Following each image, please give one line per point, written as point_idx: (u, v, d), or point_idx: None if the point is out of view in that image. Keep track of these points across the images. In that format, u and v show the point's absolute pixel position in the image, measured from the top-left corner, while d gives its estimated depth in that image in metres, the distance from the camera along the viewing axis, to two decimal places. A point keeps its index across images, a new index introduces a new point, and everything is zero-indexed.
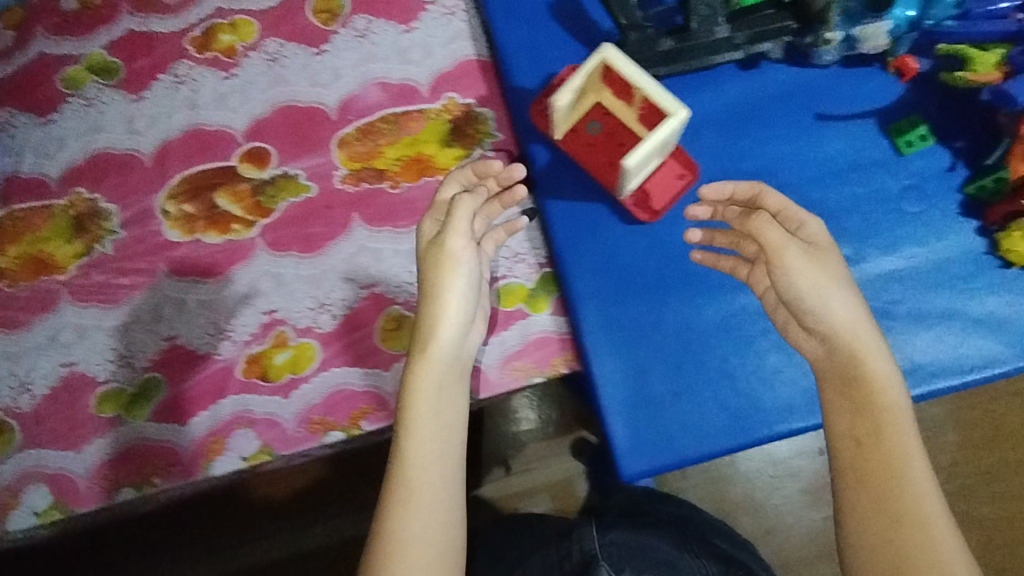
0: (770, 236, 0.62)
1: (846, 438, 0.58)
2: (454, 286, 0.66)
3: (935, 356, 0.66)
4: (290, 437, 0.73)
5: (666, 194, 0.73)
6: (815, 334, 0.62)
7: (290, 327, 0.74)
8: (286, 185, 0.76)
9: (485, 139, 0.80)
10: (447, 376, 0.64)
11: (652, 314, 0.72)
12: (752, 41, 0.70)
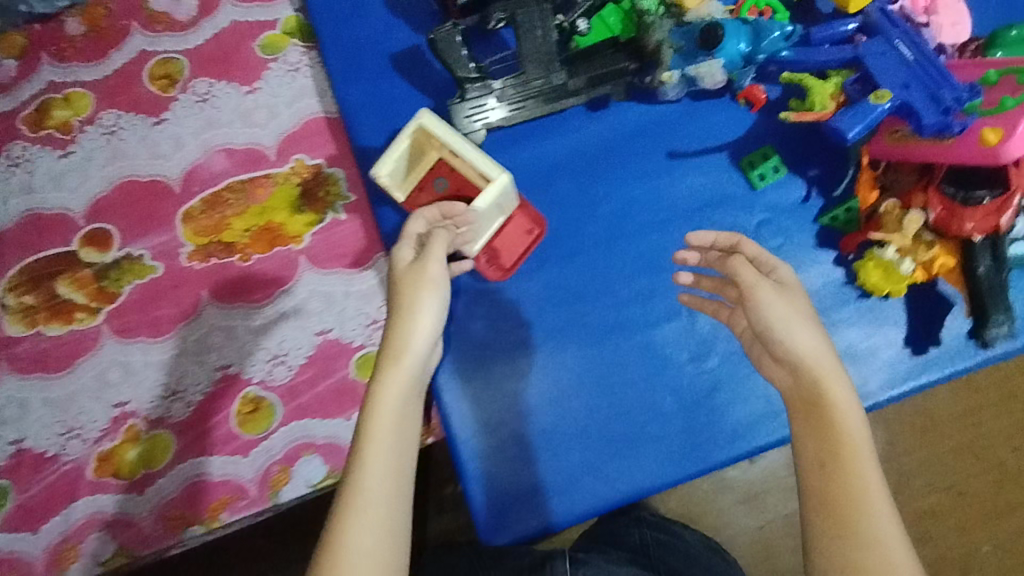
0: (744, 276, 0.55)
1: (810, 460, 0.51)
2: (426, 301, 0.54)
3: (790, 393, 0.68)
4: (148, 537, 0.68)
5: (515, 250, 0.69)
6: (783, 363, 0.53)
7: (142, 420, 0.70)
8: (130, 267, 0.73)
9: (336, 201, 0.74)
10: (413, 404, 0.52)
11: (578, 347, 0.69)
12: (592, 84, 0.68)
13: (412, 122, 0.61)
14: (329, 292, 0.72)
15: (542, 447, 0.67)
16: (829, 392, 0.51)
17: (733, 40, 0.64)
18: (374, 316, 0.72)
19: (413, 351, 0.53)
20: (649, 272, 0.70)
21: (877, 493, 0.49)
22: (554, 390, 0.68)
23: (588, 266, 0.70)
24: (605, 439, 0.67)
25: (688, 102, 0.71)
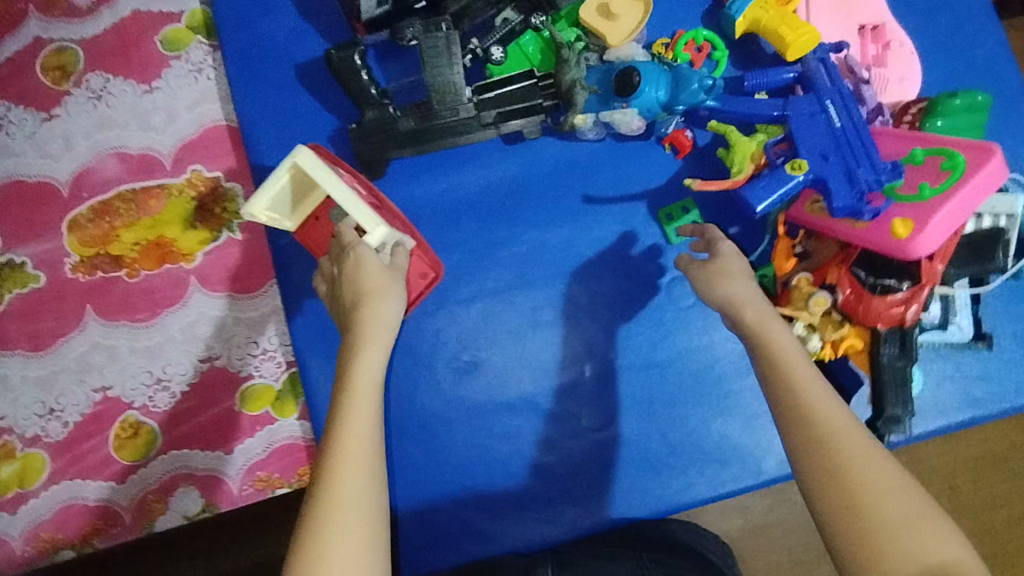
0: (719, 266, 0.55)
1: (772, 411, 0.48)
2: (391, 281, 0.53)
3: (673, 462, 0.66)
4: (18, 556, 0.67)
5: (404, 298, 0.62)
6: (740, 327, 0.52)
7: (16, 438, 0.68)
8: (10, 275, 0.70)
9: (233, 220, 0.70)
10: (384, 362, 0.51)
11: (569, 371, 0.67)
12: (503, 118, 0.62)
13: (289, 158, 0.56)
14: (218, 317, 0.69)
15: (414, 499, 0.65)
16: (792, 367, 0.48)
17: (651, 87, 0.59)
18: (264, 346, 0.69)
19: (382, 309, 0.52)
20: (639, 292, 0.67)
21: (870, 443, 0.45)
22: (432, 441, 0.66)
23: (481, 314, 0.68)
24: (477, 496, 0.65)
25: (610, 142, 0.67)
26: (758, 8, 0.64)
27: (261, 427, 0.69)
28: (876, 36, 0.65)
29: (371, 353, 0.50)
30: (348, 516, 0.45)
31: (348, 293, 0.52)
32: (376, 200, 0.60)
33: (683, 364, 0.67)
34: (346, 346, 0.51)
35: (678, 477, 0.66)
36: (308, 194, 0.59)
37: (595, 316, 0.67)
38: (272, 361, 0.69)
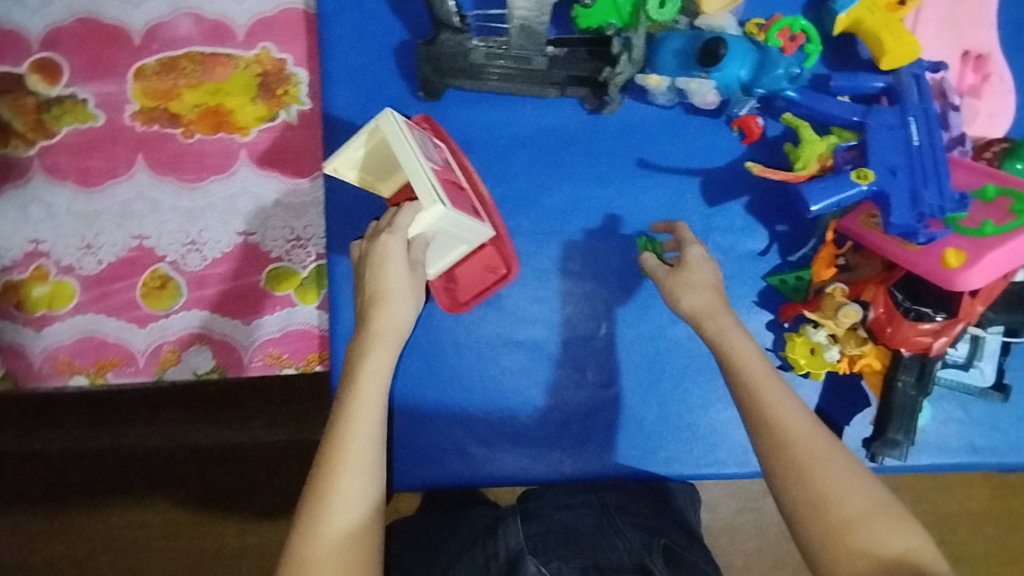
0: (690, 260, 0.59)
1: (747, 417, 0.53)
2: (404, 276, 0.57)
3: (662, 434, 0.67)
4: (35, 370, 0.70)
5: (473, 289, 0.66)
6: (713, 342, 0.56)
7: (51, 262, 0.71)
8: (72, 109, 0.71)
9: (291, 104, 0.71)
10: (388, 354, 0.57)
11: (593, 329, 0.67)
12: (570, 82, 0.64)
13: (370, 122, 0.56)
14: (259, 195, 0.71)
15: (393, 423, 0.66)
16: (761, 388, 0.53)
17: (735, 62, 0.57)
18: (297, 232, 0.71)
19: (392, 314, 0.57)
20: None
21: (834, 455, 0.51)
22: (437, 359, 0.67)
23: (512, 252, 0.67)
24: (473, 420, 0.66)
25: (677, 112, 0.66)
26: (863, 8, 0.61)
27: (281, 307, 0.71)
28: (979, 64, 0.64)
29: (372, 362, 0.56)
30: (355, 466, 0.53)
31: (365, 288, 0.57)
32: (451, 176, 0.60)
33: (673, 354, 0.67)
34: (353, 354, 0.56)
35: (663, 450, 0.67)
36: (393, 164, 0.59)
37: (623, 280, 0.67)
38: (302, 249, 0.71)
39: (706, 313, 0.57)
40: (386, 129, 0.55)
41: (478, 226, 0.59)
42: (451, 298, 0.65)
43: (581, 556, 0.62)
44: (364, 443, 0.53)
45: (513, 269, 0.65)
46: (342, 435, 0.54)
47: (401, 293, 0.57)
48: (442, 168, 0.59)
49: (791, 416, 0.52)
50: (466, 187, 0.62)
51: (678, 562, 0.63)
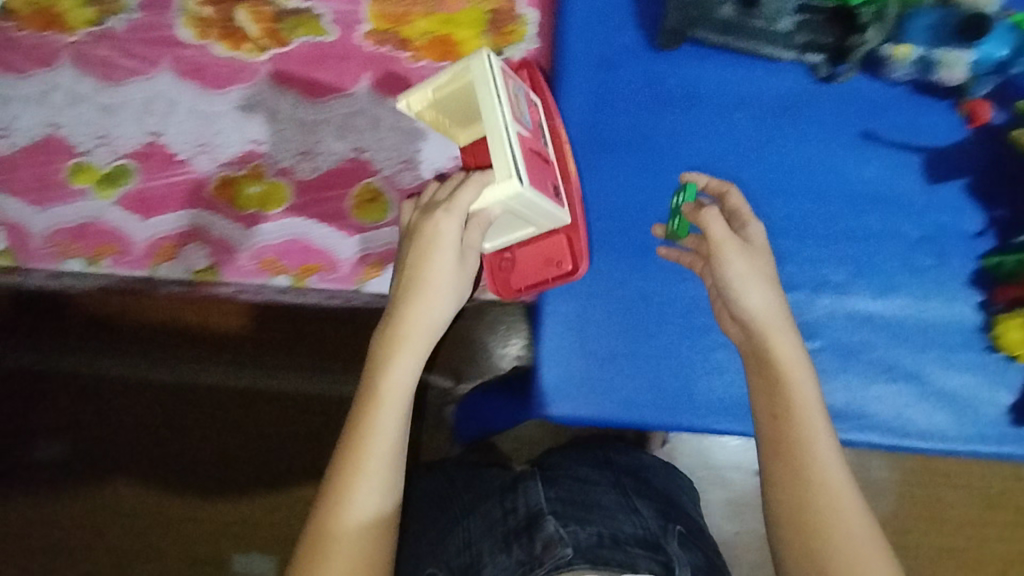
0: (713, 230, 0.59)
1: (765, 413, 0.56)
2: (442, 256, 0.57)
3: (870, 403, 0.67)
4: (238, 266, 0.72)
5: (532, 278, 0.69)
6: (738, 321, 0.59)
7: (267, 163, 0.72)
8: (307, 21, 0.73)
9: (519, 42, 0.72)
10: (419, 355, 0.57)
11: (799, 292, 0.68)
12: (807, 49, 0.66)
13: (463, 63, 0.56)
14: None
15: (573, 363, 0.69)
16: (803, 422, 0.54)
17: (997, 43, 0.59)
18: None
19: (429, 311, 0.57)
20: (886, 237, 0.68)
21: (842, 501, 0.52)
22: (641, 300, 0.69)
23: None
24: (654, 363, 0.68)
25: (903, 90, 0.68)
26: None
27: None
28: None
29: (404, 363, 0.56)
30: (371, 470, 0.53)
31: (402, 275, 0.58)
32: (535, 146, 0.61)
33: (665, 325, 0.68)
34: (378, 345, 0.57)
35: (872, 418, 0.66)
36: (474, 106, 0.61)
37: (830, 245, 0.68)
38: None
39: (767, 325, 0.57)
40: (474, 73, 0.55)
41: (550, 209, 0.61)
42: (507, 282, 0.70)
43: (595, 521, 0.63)
44: (389, 448, 0.54)
45: (579, 268, 0.68)
46: (363, 433, 0.54)
47: (442, 289, 0.57)
48: (529, 133, 0.60)
49: (830, 462, 0.53)
50: (551, 160, 0.64)
51: (688, 544, 0.67)
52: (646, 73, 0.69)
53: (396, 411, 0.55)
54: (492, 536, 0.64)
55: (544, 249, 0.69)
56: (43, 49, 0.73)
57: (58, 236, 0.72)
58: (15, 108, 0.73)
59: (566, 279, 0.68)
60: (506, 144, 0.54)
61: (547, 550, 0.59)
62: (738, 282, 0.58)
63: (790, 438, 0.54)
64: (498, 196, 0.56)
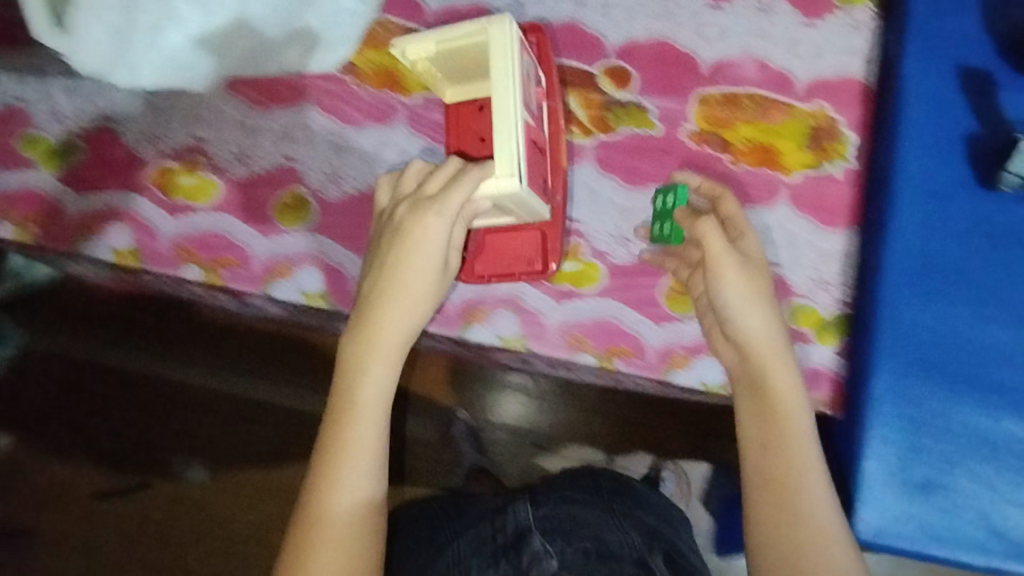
0: (711, 243, 0.64)
1: (753, 442, 0.64)
2: (418, 258, 0.65)
3: None
4: (548, 339, 0.73)
5: (496, 269, 0.73)
6: (733, 342, 0.66)
7: (585, 243, 0.74)
8: (634, 114, 0.76)
9: (837, 160, 0.75)
10: (394, 354, 0.67)
11: None
12: None
13: (482, 23, 0.63)
14: (793, 232, 0.74)
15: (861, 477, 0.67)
16: (790, 421, 0.63)
17: None
18: (824, 275, 0.73)
19: (400, 310, 0.66)
20: None
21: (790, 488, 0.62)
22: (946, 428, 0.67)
23: (953, 319, 0.68)
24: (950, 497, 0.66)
25: None
26: None
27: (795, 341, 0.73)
28: None
29: (380, 366, 0.66)
30: (353, 468, 0.65)
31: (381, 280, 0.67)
32: (536, 137, 0.68)
33: (927, 433, 0.67)
34: (357, 349, 0.67)
35: None
36: (475, 66, 0.67)
37: None
38: (826, 291, 0.73)
39: (763, 349, 0.64)
40: (494, 42, 0.62)
41: (538, 207, 0.67)
42: (471, 267, 0.73)
43: (584, 538, 0.75)
44: (371, 452, 0.65)
45: (549, 267, 0.72)
46: (349, 431, 0.65)
47: (418, 295, 0.66)
48: (533, 123, 0.67)
49: (825, 510, 0.61)
50: (546, 148, 0.71)
51: (673, 561, 0.75)
52: (977, 207, 0.70)
53: (373, 406, 0.66)
54: (484, 551, 0.76)
55: (521, 246, 0.72)
56: (380, 106, 0.76)
57: None
58: (345, 156, 0.76)
59: (537, 277, 0.72)
60: (514, 146, 0.62)
61: (535, 563, 0.72)
62: (738, 304, 0.64)
63: (777, 470, 0.62)
64: (491, 191, 0.63)
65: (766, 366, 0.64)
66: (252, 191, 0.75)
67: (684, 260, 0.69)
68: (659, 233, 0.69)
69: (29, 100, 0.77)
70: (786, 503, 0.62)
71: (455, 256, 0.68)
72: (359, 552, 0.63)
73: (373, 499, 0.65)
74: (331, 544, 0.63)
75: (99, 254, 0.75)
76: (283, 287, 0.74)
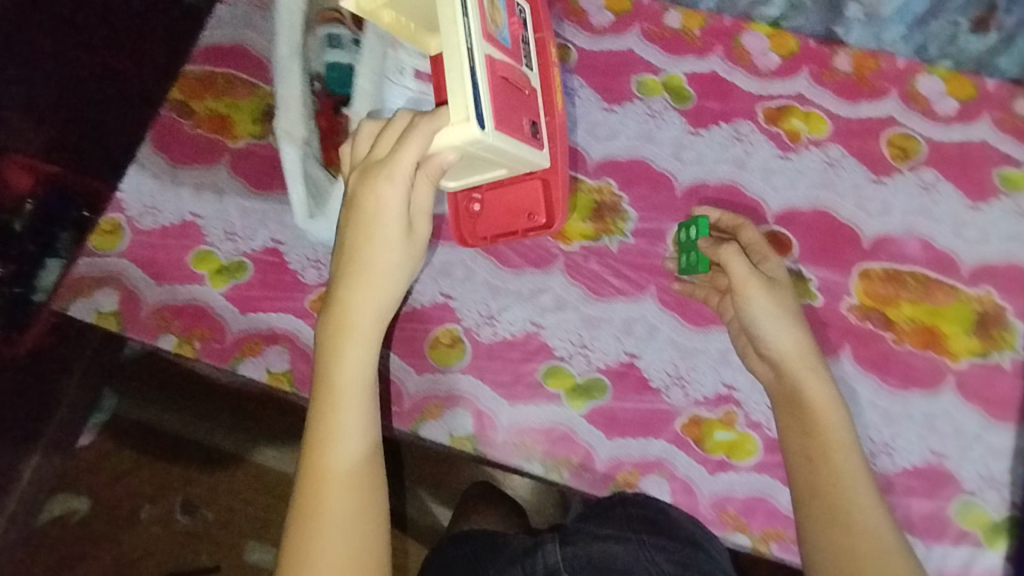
0: (735, 269, 0.66)
1: (800, 455, 0.63)
2: (387, 227, 0.64)
3: None
4: (698, 511, 0.70)
5: (497, 228, 0.75)
6: (767, 360, 0.67)
7: (741, 413, 0.72)
8: (795, 282, 0.76)
9: (1007, 349, 0.73)
10: (372, 326, 0.65)
11: None
12: None
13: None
14: (961, 424, 0.71)
15: None
16: (830, 432, 0.62)
17: None
18: (994, 472, 0.70)
19: (382, 273, 0.65)
20: None
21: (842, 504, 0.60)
22: None
23: None
24: None
25: None
26: None
27: (966, 543, 0.68)
28: None
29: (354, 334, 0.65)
30: (340, 433, 0.63)
31: (352, 252, 0.65)
32: (512, 75, 0.65)
33: None
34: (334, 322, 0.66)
35: None
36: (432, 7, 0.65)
37: None
38: (997, 491, 0.69)
39: (798, 364, 0.64)
40: None
41: (517, 150, 0.65)
42: (472, 228, 0.75)
43: None
44: (359, 416, 0.64)
45: (554, 220, 0.73)
46: (336, 401, 0.64)
47: (394, 256, 0.65)
48: (505, 63, 0.65)
49: (875, 518, 0.60)
50: (533, 91, 0.69)
51: None
52: None
53: (357, 372, 0.65)
54: None
55: (518, 201, 0.74)
56: (540, 252, 0.78)
57: (523, 435, 0.73)
58: (503, 299, 0.77)
59: (540, 229, 0.74)
60: (466, 87, 0.59)
61: None
62: (765, 323, 0.65)
63: (833, 493, 0.61)
64: (451, 137, 0.60)
65: (805, 382, 0.64)
66: (409, 325, 0.77)
67: (714, 288, 0.72)
68: (685, 263, 0.72)
69: (207, 217, 0.81)
70: (859, 522, 0.60)
71: (422, 217, 0.66)
72: (365, 511, 0.62)
73: (366, 463, 0.63)
74: (334, 513, 0.61)
75: (254, 374, 0.76)
76: (432, 427, 0.74)
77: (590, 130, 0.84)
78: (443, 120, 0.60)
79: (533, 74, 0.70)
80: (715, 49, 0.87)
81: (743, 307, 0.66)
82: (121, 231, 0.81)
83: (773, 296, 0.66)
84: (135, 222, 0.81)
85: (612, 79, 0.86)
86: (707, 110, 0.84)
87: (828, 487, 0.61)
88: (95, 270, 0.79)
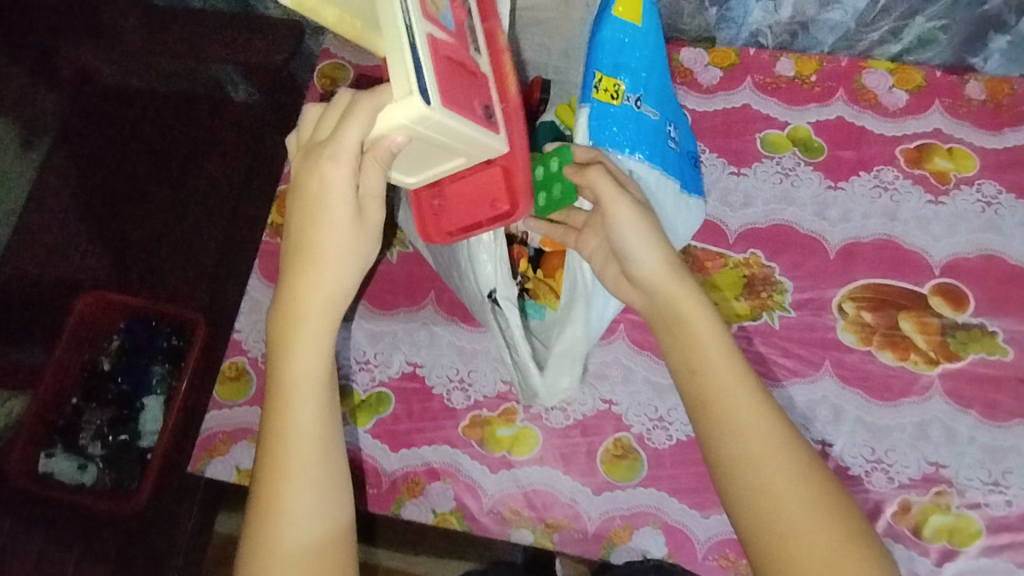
0: (598, 188, 0.54)
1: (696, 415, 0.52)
2: (330, 216, 0.50)
3: None
4: None
5: (463, 221, 0.61)
6: (641, 289, 0.55)
7: (955, 493, 0.68)
8: (980, 337, 0.72)
9: None
10: (324, 321, 0.52)
11: None
12: None
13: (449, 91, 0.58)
14: None
15: None
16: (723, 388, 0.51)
17: None
18: None
19: (325, 278, 0.52)
20: None
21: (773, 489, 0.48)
22: None
23: None
24: None
25: None
26: None
27: None
28: None
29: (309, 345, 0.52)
30: (284, 496, 0.51)
31: (296, 243, 0.52)
32: (459, 56, 0.50)
33: None
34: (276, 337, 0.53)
35: None
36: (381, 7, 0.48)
37: None
38: None
39: (673, 295, 0.53)
40: None
41: (479, 135, 0.51)
42: (438, 224, 0.62)
43: None
44: (310, 479, 0.51)
45: (517, 210, 0.59)
46: (281, 457, 0.51)
47: (345, 250, 0.51)
48: (451, 39, 0.50)
49: (790, 480, 0.48)
50: (482, 72, 0.53)
51: None
52: None
53: (307, 399, 0.53)
54: None
55: (478, 187, 0.60)
56: None
57: (724, 548, 0.68)
58: (671, 398, 0.72)
59: (503, 220, 0.60)
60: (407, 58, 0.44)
61: None
62: (635, 248, 0.54)
63: (738, 452, 0.49)
64: (398, 120, 0.46)
65: (686, 320, 0.53)
66: (576, 440, 0.71)
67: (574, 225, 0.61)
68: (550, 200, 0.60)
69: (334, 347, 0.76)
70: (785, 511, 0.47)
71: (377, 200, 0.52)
72: None
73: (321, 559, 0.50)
74: None
75: (418, 516, 0.71)
76: (621, 551, 0.69)
77: (723, 198, 0.79)
78: (387, 107, 0.46)
79: (480, 58, 0.54)
80: (837, 93, 0.81)
81: (611, 230, 0.55)
82: (246, 375, 0.75)
83: (638, 216, 0.54)
84: (259, 362, 0.75)
85: (735, 139, 0.81)
86: (842, 160, 0.79)
87: (750, 487, 0.48)
88: (227, 423, 0.73)
